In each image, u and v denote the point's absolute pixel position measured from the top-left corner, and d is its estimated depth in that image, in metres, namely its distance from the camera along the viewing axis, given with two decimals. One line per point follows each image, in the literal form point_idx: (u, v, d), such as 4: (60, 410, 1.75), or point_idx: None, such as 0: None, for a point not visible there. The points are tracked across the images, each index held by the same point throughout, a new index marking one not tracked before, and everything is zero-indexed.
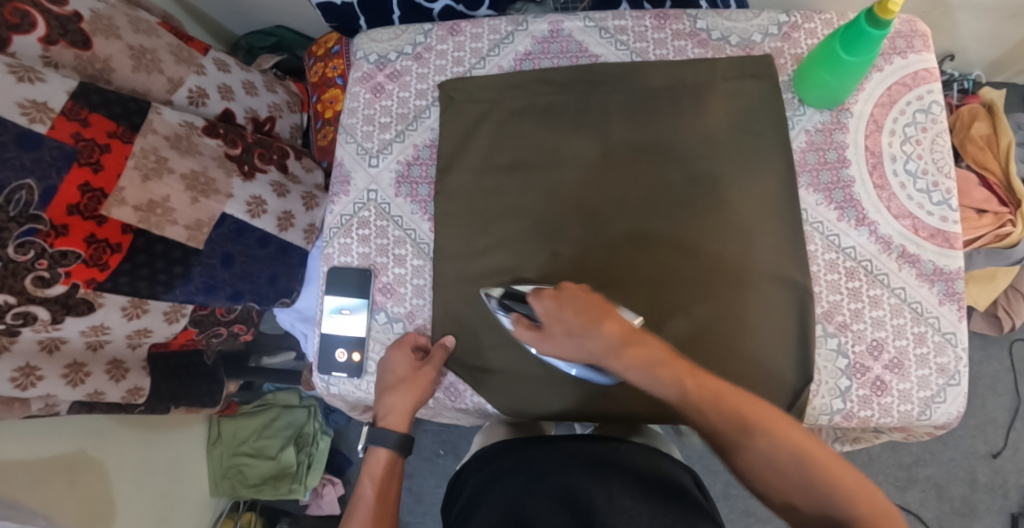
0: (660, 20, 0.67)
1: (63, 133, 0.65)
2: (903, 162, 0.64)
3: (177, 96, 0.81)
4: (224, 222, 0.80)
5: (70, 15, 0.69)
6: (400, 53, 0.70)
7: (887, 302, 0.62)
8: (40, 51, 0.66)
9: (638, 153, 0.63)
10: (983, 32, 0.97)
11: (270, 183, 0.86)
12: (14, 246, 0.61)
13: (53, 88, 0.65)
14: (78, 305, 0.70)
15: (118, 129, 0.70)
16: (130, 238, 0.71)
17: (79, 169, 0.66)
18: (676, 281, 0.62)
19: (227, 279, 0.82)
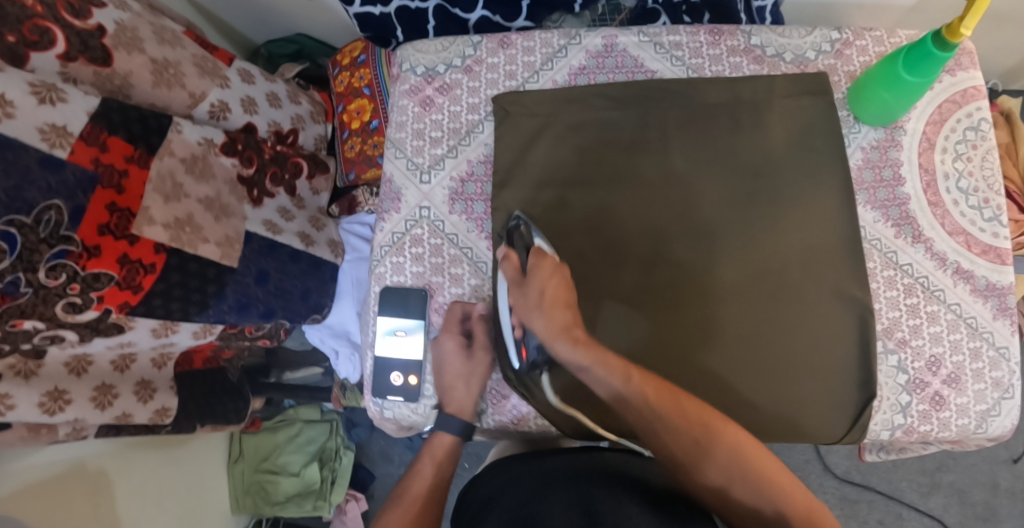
0: (715, 36, 0.67)
1: (84, 158, 0.60)
2: (956, 180, 0.65)
3: (198, 112, 0.76)
4: (252, 239, 0.79)
5: (94, 29, 0.64)
6: (449, 65, 0.68)
7: (944, 318, 0.63)
8: (58, 67, 0.61)
9: (698, 171, 0.63)
10: (1003, 43, 0.99)
11: (278, 208, 0.86)
12: (45, 270, 0.58)
13: (74, 110, 0.59)
14: (108, 328, 0.67)
15: (135, 153, 0.65)
16: (164, 258, 0.67)
17: (103, 192, 0.61)
18: (738, 300, 0.61)
19: (262, 296, 0.80)
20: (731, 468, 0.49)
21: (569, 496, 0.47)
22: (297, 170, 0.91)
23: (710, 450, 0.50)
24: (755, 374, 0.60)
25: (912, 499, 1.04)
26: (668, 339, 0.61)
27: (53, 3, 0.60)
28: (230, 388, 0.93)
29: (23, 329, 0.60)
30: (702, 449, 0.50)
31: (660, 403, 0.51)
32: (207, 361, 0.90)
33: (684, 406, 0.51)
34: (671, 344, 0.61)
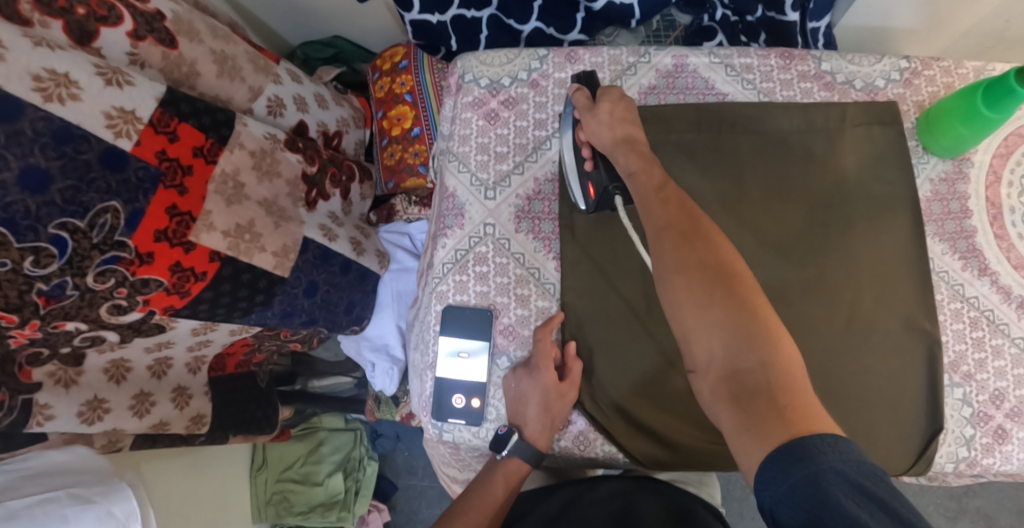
0: (786, 60, 0.66)
1: (148, 151, 0.58)
2: (1022, 213, 0.65)
3: (257, 106, 0.76)
4: (308, 247, 0.76)
5: (154, 13, 0.63)
6: (514, 79, 0.66)
7: (1009, 352, 0.62)
8: (128, 47, 0.61)
9: (772, 193, 0.63)
10: None
11: (329, 213, 0.83)
12: (94, 274, 0.56)
13: (142, 93, 0.58)
14: (150, 329, 0.65)
15: (206, 145, 0.64)
16: (217, 266, 0.65)
17: (165, 192, 0.60)
18: (811, 327, 0.61)
19: (307, 307, 0.78)
20: (714, 284, 0.42)
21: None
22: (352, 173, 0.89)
23: (701, 262, 0.44)
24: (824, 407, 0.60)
25: (939, 523, 1.03)
26: None
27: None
28: (258, 395, 0.90)
29: (65, 331, 0.57)
30: (698, 272, 0.43)
31: (680, 243, 0.45)
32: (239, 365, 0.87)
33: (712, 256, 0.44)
34: None
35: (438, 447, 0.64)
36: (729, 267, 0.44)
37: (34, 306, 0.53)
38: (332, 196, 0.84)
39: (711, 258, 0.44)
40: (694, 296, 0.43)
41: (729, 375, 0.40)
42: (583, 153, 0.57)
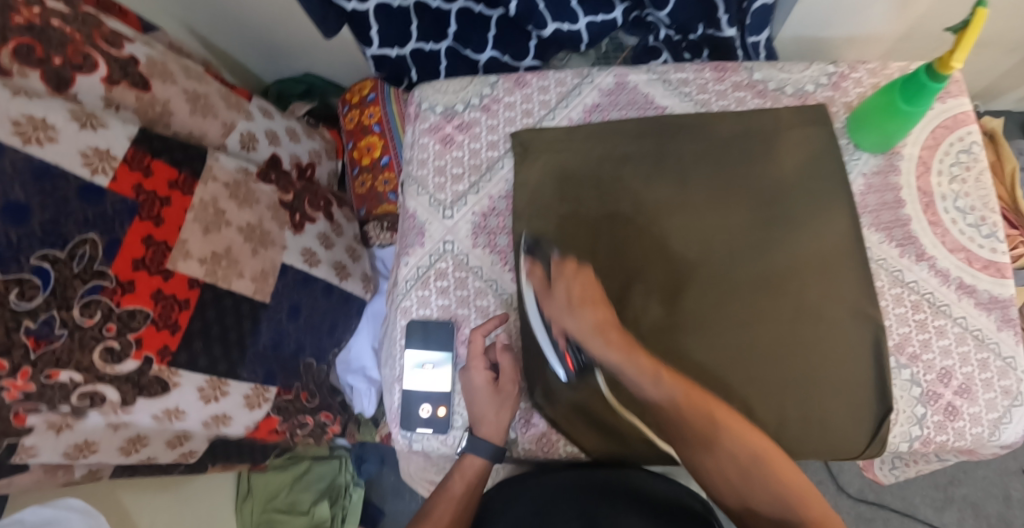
0: (720, 72, 0.71)
1: (125, 185, 0.63)
2: (953, 200, 0.68)
3: (230, 142, 0.81)
4: (287, 272, 0.82)
5: (128, 59, 0.69)
6: (467, 104, 0.71)
7: (951, 331, 0.65)
8: (103, 91, 0.65)
9: (716, 198, 0.66)
10: (981, 67, 1.08)
11: (318, 234, 0.89)
12: (80, 307, 0.58)
13: (116, 134, 0.63)
14: (151, 385, 0.64)
15: (180, 177, 0.69)
16: (197, 293, 0.69)
17: (141, 223, 0.64)
18: (763, 323, 0.64)
19: (293, 331, 0.83)
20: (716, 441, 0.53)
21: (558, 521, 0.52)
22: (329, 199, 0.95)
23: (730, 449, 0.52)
24: (778, 401, 0.62)
25: (928, 515, 1.05)
26: (700, 371, 0.63)
27: (89, 35, 0.65)
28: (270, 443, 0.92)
29: (59, 382, 0.57)
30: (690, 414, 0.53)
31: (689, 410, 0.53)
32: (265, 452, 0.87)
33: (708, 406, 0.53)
34: (702, 377, 0.62)
35: (412, 457, 0.66)
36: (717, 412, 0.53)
37: (24, 348, 0.53)
38: (317, 220, 0.90)
39: (740, 451, 0.53)
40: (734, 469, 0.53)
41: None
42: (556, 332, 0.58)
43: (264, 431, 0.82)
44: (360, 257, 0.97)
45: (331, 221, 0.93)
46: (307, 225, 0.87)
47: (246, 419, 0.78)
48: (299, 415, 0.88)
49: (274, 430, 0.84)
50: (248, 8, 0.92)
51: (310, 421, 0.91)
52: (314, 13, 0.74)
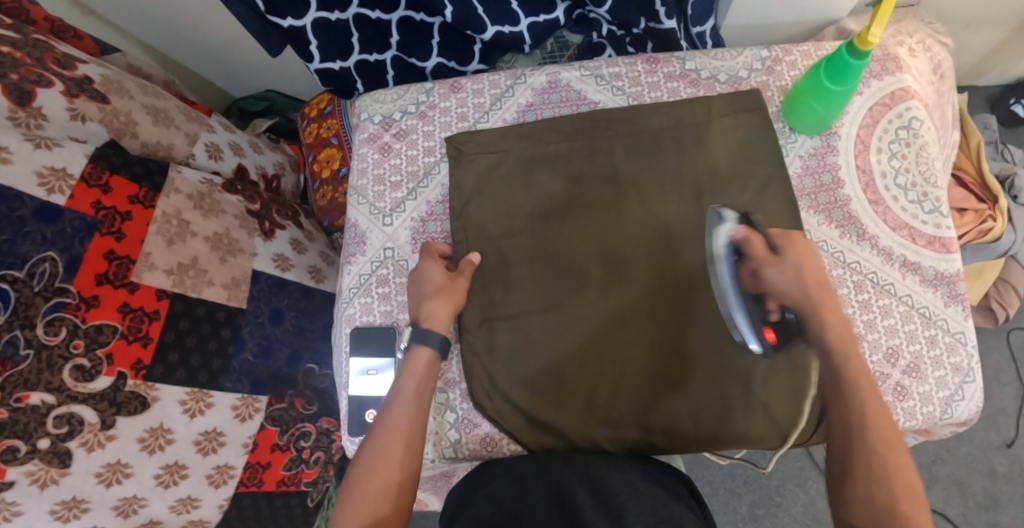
0: (651, 64, 0.72)
1: (83, 203, 0.61)
2: (893, 177, 0.68)
3: (197, 151, 0.81)
4: (259, 279, 0.79)
5: (82, 78, 0.68)
6: (403, 112, 0.72)
7: (897, 310, 0.64)
8: (66, 103, 0.64)
9: (647, 192, 0.66)
10: None
11: (289, 240, 0.87)
12: (43, 325, 0.56)
13: (71, 152, 0.62)
14: (129, 401, 0.61)
15: (140, 192, 0.67)
16: (167, 303, 0.67)
17: (101, 239, 0.62)
18: (702, 313, 0.63)
19: (281, 336, 0.81)
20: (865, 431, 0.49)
21: (544, 495, 0.52)
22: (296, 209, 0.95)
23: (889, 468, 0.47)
24: (718, 389, 0.62)
25: None
26: (638, 362, 0.63)
27: (41, 58, 0.65)
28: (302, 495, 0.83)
29: (30, 405, 0.54)
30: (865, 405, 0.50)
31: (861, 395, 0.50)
32: (282, 481, 0.78)
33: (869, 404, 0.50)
34: (641, 369, 0.62)
35: None
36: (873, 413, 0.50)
37: None
38: (286, 227, 0.88)
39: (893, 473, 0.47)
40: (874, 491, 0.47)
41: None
42: (767, 305, 0.56)
43: (266, 447, 0.76)
44: (334, 262, 0.96)
45: (301, 228, 0.92)
46: (277, 232, 0.85)
47: (239, 433, 0.72)
48: (298, 423, 0.81)
49: (276, 445, 0.77)
50: (203, 30, 0.94)
51: (311, 429, 0.84)
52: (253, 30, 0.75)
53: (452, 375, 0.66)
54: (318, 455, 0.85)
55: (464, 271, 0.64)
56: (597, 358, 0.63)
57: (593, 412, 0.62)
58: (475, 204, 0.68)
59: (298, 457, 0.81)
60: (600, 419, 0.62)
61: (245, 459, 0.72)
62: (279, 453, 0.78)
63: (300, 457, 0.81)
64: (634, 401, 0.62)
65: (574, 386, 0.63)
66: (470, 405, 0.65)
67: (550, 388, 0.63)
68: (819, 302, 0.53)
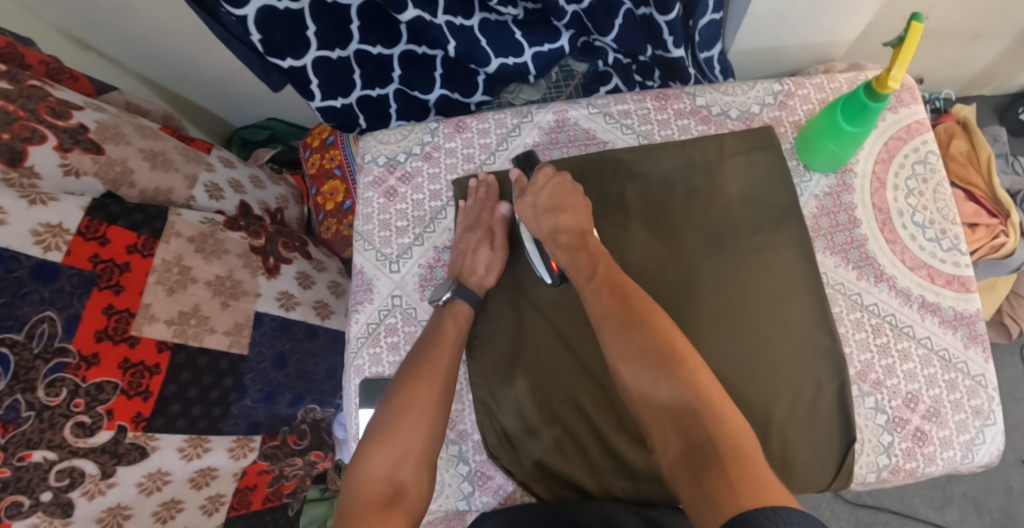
0: (661, 101, 0.70)
1: (81, 257, 0.59)
2: (910, 215, 0.67)
3: (197, 195, 0.77)
4: (263, 322, 0.75)
5: (77, 127, 0.64)
6: (408, 153, 0.71)
7: (916, 354, 0.63)
8: (58, 159, 0.61)
9: (656, 230, 0.65)
10: (935, 62, 1.07)
11: (295, 274, 0.83)
12: (44, 387, 0.54)
13: (68, 205, 0.59)
14: (129, 452, 0.60)
15: (139, 239, 0.64)
16: (167, 356, 0.64)
17: (100, 293, 0.59)
18: (714, 357, 0.61)
19: (285, 382, 0.77)
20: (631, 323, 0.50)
21: None
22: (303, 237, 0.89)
23: (640, 346, 0.48)
24: None
25: (928, 515, 1.06)
26: None
27: (35, 108, 0.61)
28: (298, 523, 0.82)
29: (33, 463, 0.53)
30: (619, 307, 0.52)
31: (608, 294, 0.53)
32: (267, 499, 0.78)
33: (630, 301, 0.52)
34: None
35: None
36: (635, 304, 0.52)
37: None
38: (293, 260, 0.84)
39: (649, 342, 0.49)
40: (646, 388, 0.47)
41: (682, 443, 0.44)
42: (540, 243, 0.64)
43: (253, 473, 0.74)
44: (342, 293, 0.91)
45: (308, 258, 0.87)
46: (282, 267, 0.81)
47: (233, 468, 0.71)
48: (289, 459, 0.79)
49: (264, 470, 0.76)
50: (200, 61, 0.91)
51: (298, 461, 0.82)
52: (254, 69, 0.73)
53: (465, 425, 0.65)
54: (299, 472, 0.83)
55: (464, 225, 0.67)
56: (606, 401, 0.62)
57: (605, 461, 0.61)
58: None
59: (279, 476, 0.79)
60: (613, 467, 0.60)
61: (235, 486, 0.71)
62: (265, 475, 0.76)
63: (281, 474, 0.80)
64: (649, 452, 0.60)
65: (587, 435, 0.61)
66: (484, 457, 0.64)
67: (560, 435, 0.62)
68: (568, 220, 0.61)
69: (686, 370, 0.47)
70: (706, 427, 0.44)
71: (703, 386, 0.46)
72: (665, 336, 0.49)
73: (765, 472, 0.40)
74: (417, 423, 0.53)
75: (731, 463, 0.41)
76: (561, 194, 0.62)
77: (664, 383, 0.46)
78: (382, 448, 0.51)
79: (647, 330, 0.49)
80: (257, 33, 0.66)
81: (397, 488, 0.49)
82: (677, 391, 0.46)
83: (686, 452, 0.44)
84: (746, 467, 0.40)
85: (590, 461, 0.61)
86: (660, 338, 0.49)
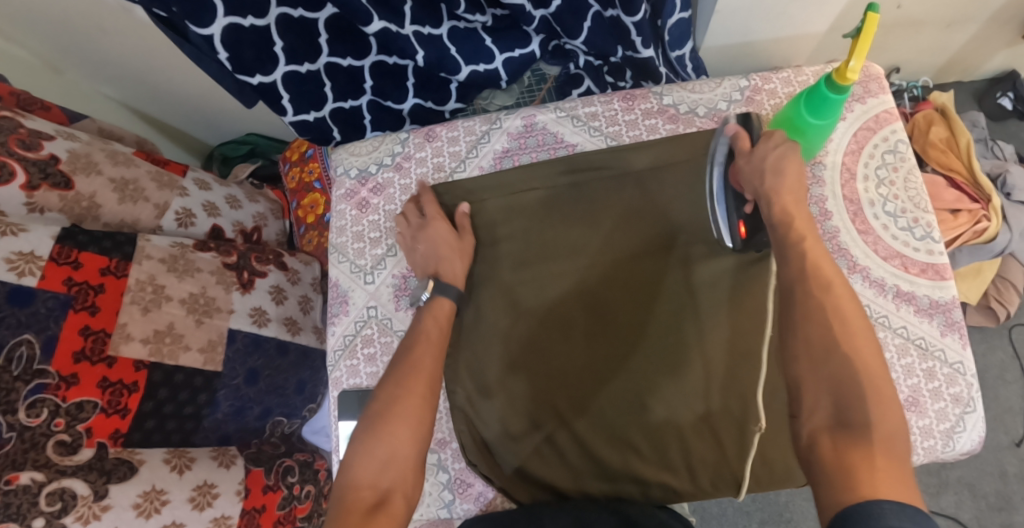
0: (628, 102, 0.71)
1: (55, 281, 0.59)
2: (882, 205, 0.67)
3: (165, 221, 0.76)
4: (235, 338, 0.74)
5: (48, 158, 0.64)
6: (380, 164, 0.72)
7: (892, 344, 0.63)
8: (23, 198, 0.61)
9: (631, 232, 0.65)
10: (907, 52, 1.08)
11: (269, 289, 0.82)
12: (24, 409, 0.54)
13: (38, 235, 0.59)
14: (117, 468, 0.59)
15: (112, 263, 0.64)
16: (146, 374, 0.64)
17: (77, 315, 0.60)
18: (694, 360, 0.61)
19: (255, 396, 0.75)
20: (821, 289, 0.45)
21: None
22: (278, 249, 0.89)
23: (817, 322, 0.44)
24: (712, 438, 0.60)
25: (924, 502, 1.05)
26: (636, 415, 0.61)
27: (5, 141, 0.61)
28: None
29: (21, 486, 0.52)
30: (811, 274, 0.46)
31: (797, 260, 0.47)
32: (278, 522, 0.73)
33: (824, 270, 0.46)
34: (637, 419, 0.61)
35: None
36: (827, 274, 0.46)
37: None
38: (268, 273, 0.83)
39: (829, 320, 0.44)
40: (810, 357, 0.43)
41: (830, 416, 0.40)
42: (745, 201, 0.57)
43: (257, 490, 0.71)
44: (311, 309, 0.90)
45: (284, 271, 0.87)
46: (257, 282, 0.81)
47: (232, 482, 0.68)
48: (278, 461, 0.78)
49: (267, 486, 0.72)
50: (174, 82, 0.91)
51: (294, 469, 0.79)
52: (227, 86, 0.73)
53: (443, 434, 0.65)
54: (308, 490, 0.80)
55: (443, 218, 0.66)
56: (590, 404, 0.62)
57: (585, 463, 0.61)
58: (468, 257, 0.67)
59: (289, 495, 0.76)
60: (591, 469, 0.60)
61: (241, 506, 0.68)
62: (272, 494, 0.73)
63: (291, 494, 0.76)
64: (630, 453, 0.60)
65: (568, 439, 0.61)
66: (463, 465, 0.64)
67: (542, 438, 0.62)
68: (789, 185, 0.51)
69: (859, 351, 0.42)
70: (860, 409, 0.40)
71: (872, 377, 0.41)
72: (845, 318, 0.44)
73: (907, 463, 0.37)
74: (402, 423, 0.50)
75: (882, 448, 0.37)
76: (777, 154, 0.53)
77: (833, 357, 0.42)
78: (365, 455, 0.48)
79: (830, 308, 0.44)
80: (223, 51, 0.66)
81: (384, 492, 0.47)
82: (841, 370, 0.42)
83: (831, 427, 0.40)
84: (892, 460, 0.37)
85: (571, 464, 0.61)
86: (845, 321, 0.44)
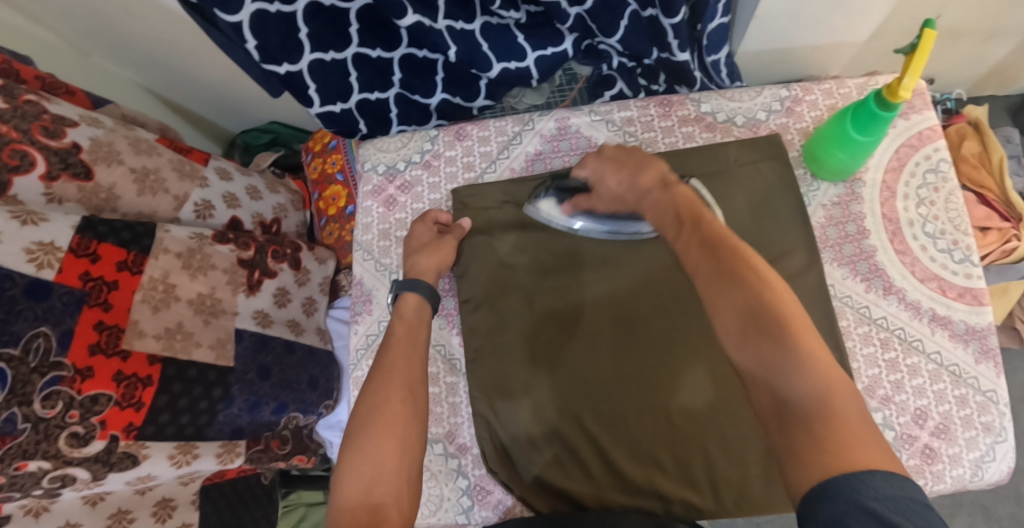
0: (665, 108, 0.70)
1: (72, 276, 0.58)
2: (921, 225, 0.65)
3: (183, 213, 0.76)
4: (243, 337, 0.74)
5: (71, 146, 0.63)
6: (408, 162, 0.71)
7: (926, 369, 0.62)
8: (41, 190, 0.61)
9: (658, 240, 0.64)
10: (943, 63, 1.05)
11: (275, 291, 0.82)
12: (40, 400, 0.53)
13: (58, 224, 0.58)
14: (121, 460, 0.60)
15: (129, 256, 0.64)
16: (159, 368, 0.64)
17: (91, 311, 0.59)
18: (718, 372, 0.60)
19: (270, 391, 0.75)
20: (719, 262, 0.41)
21: None
22: (297, 243, 0.88)
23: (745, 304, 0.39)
24: (736, 453, 0.58)
25: None
26: (657, 425, 0.60)
27: (28, 128, 0.60)
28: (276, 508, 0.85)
29: (27, 472, 0.54)
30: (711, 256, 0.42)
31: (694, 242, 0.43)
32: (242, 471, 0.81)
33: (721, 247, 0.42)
34: (658, 432, 0.60)
35: None
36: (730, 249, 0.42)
37: None
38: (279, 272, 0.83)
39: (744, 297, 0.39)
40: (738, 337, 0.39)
41: (773, 398, 0.36)
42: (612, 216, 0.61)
43: None
44: (315, 311, 0.88)
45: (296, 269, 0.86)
46: (264, 282, 0.80)
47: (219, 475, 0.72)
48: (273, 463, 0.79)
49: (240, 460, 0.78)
50: (198, 67, 0.90)
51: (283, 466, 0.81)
52: (254, 76, 0.72)
53: (464, 438, 0.65)
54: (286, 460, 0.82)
55: (453, 232, 0.65)
56: (610, 414, 0.61)
57: (605, 473, 0.60)
58: (492, 259, 0.66)
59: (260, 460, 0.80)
60: (612, 479, 0.59)
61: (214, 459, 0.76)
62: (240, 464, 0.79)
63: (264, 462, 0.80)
64: (651, 467, 0.59)
65: (587, 448, 0.60)
66: (483, 471, 0.63)
67: (562, 446, 0.61)
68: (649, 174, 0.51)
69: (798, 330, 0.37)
70: (793, 383, 0.35)
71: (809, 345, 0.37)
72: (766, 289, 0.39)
73: (872, 436, 0.33)
74: (386, 434, 0.47)
75: (830, 428, 0.33)
76: (627, 162, 0.54)
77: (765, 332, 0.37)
78: (353, 471, 0.45)
79: (739, 282, 0.39)
80: (252, 39, 0.65)
81: (377, 508, 0.42)
82: (780, 344, 0.36)
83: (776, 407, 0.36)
84: (855, 435, 0.33)
85: (591, 474, 0.60)
86: (765, 293, 0.39)
